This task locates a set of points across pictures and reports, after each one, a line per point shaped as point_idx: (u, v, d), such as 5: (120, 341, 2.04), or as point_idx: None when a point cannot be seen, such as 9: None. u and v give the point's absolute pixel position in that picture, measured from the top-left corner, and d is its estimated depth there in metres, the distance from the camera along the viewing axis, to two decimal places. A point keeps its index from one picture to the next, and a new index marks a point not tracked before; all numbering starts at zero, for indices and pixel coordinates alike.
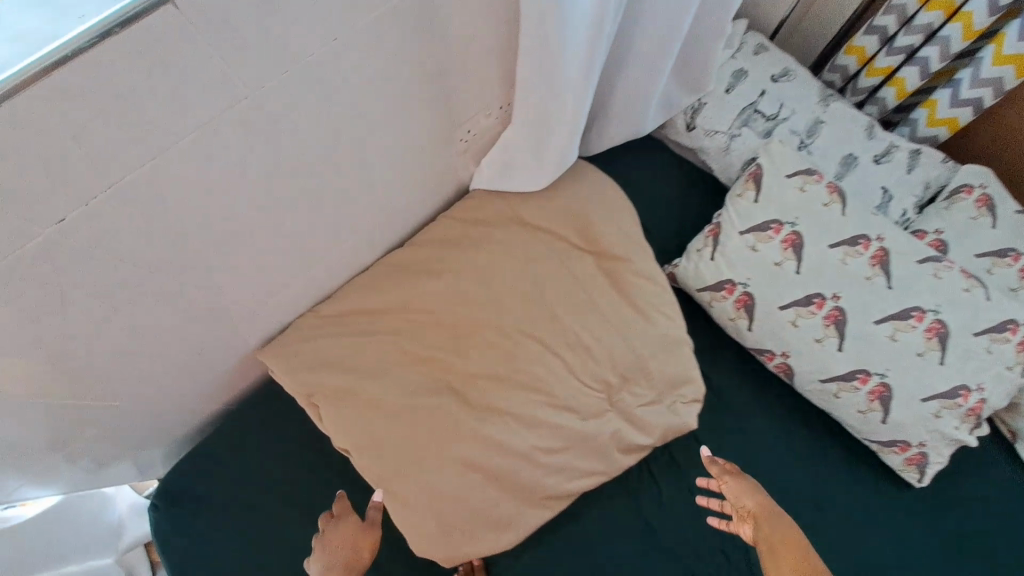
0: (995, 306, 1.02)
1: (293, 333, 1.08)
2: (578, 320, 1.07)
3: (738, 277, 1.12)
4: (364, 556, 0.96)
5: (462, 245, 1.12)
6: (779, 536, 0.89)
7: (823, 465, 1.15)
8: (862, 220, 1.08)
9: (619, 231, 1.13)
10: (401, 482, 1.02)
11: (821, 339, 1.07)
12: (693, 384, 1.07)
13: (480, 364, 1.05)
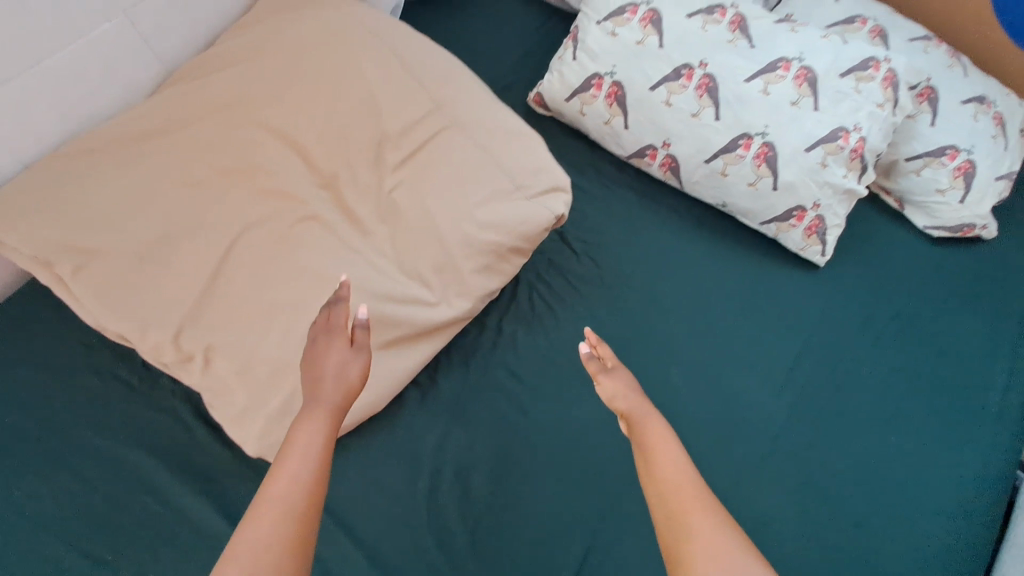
0: (852, 49, 0.98)
1: (28, 173, 0.76)
2: (411, 96, 0.85)
3: (603, 66, 0.99)
4: (299, 207, 0.78)
5: (257, 40, 0.85)
6: (684, 475, 0.60)
7: (720, 265, 1.04)
8: (682, 45, 0.97)
9: (422, 57, 0.89)
10: (219, 337, 0.73)
11: (698, 112, 0.96)
12: (551, 173, 0.86)
13: (275, 180, 0.79)
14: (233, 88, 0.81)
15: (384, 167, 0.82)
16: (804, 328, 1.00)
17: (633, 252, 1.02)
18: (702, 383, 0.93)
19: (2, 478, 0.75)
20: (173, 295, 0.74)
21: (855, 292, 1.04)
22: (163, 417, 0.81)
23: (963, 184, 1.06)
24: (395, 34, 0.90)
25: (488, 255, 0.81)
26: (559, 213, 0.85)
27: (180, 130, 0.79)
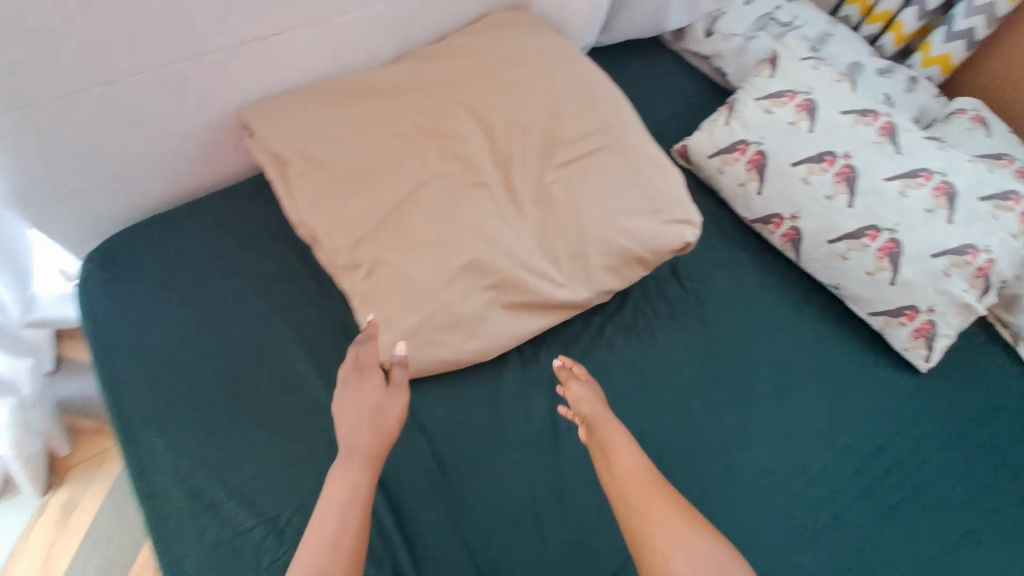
0: (996, 178, 1.03)
1: (282, 93, 0.95)
2: (585, 116, 1.00)
3: (753, 136, 1.10)
4: (474, 175, 0.94)
5: (476, 41, 1.03)
6: (635, 469, 0.74)
7: (817, 342, 1.07)
8: (831, 136, 1.07)
9: (601, 87, 1.03)
10: (384, 256, 0.89)
11: (832, 196, 1.04)
12: (688, 208, 0.96)
13: (462, 151, 0.95)
14: (449, 73, 1.00)
15: (549, 164, 0.97)
16: (885, 423, 1.01)
17: (737, 305, 1.08)
18: (781, 438, 0.98)
19: (173, 321, 0.87)
20: (360, 216, 0.91)
21: (948, 407, 1.03)
22: (307, 310, 0.91)
23: None
24: (584, 63, 1.05)
25: (616, 257, 0.93)
26: (686, 242, 0.94)
27: (400, 95, 0.98)
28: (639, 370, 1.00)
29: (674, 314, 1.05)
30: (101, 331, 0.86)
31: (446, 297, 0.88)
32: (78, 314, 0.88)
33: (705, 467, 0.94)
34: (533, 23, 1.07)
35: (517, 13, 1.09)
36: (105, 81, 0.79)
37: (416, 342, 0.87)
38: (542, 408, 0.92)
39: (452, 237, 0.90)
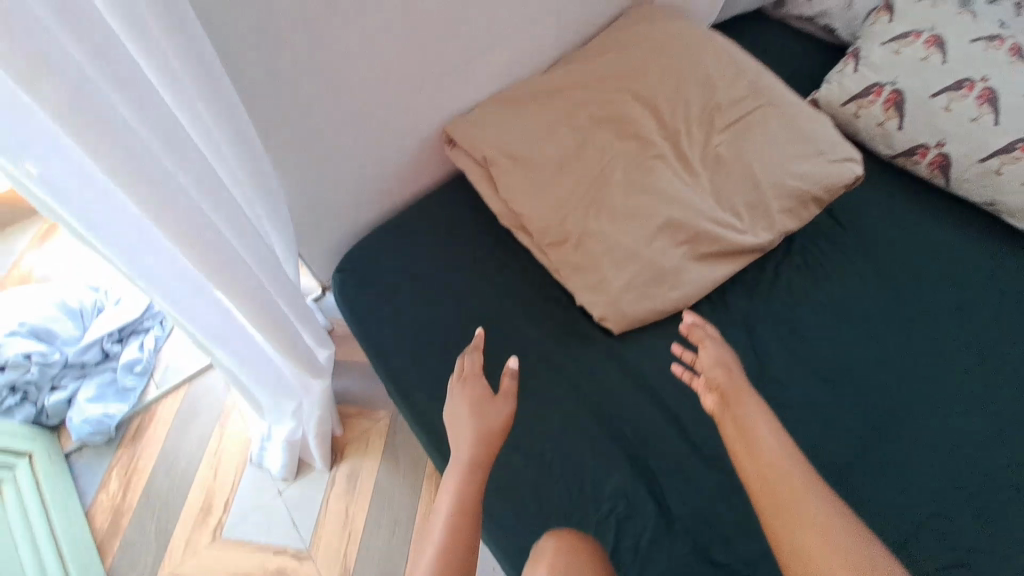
0: None
1: (472, 109, 1.11)
2: (733, 83, 1.11)
3: (885, 78, 1.18)
4: (650, 149, 1.07)
5: (620, 34, 1.16)
6: (768, 440, 0.74)
7: (982, 256, 1.13)
8: (965, 65, 1.14)
9: (739, 57, 1.15)
10: (588, 229, 1.03)
11: (977, 119, 1.11)
12: (845, 147, 1.06)
13: (634, 130, 1.08)
14: (605, 65, 1.13)
15: (712, 130, 1.09)
16: None
17: (894, 234, 1.16)
18: (969, 342, 1.03)
19: (424, 309, 1.07)
20: (560, 198, 1.05)
21: None
22: (525, 286, 1.09)
23: None
24: (719, 40, 1.18)
25: (790, 200, 1.03)
26: (852, 177, 1.04)
27: (567, 91, 1.12)
28: (820, 303, 1.08)
29: (838, 249, 1.14)
30: (371, 326, 1.07)
31: (647, 256, 1.01)
32: (348, 316, 1.10)
33: (905, 380, 1.01)
34: (665, 12, 1.21)
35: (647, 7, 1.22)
36: (350, 122, 0.96)
37: (630, 298, 1.00)
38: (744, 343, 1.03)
39: (642, 204, 1.03)
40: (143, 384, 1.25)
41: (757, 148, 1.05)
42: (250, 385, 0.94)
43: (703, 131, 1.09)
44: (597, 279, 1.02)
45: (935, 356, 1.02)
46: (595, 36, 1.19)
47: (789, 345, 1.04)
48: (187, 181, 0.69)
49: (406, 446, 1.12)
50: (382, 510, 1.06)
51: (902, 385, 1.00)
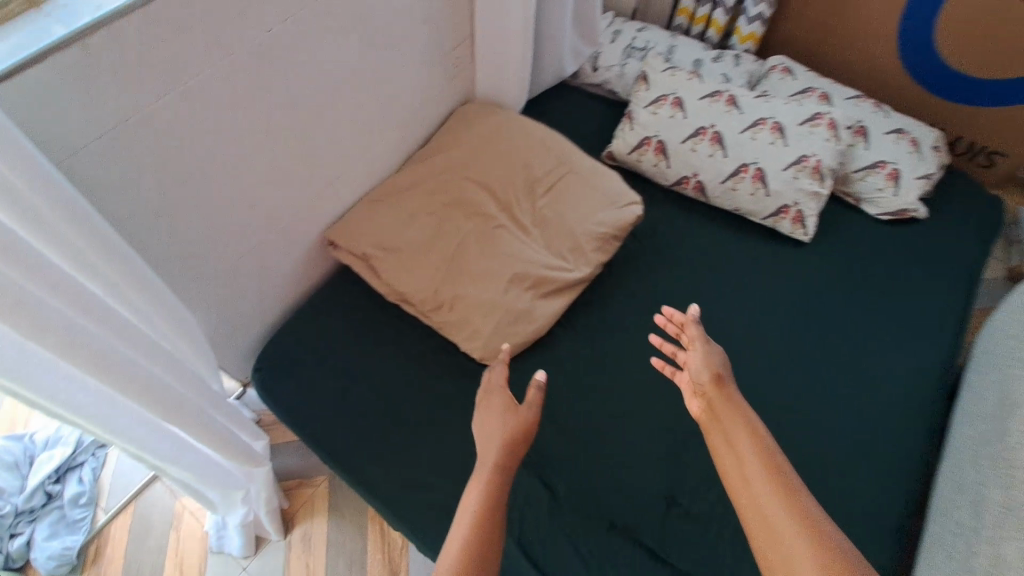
0: (804, 108, 1.59)
1: (346, 215, 1.38)
2: (542, 158, 1.48)
3: (651, 132, 1.62)
4: (490, 221, 1.39)
5: (453, 135, 1.51)
6: (754, 476, 0.85)
7: (740, 249, 1.57)
8: (699, 117, 1.60)
9: (544, 136, 1.53)
10: (455, 292, 1.33)
11: (713, 154, 1.57)
12: (626, 192, 1.46)
13: (476, 209, 1.41)
14: (445, 162, 1.45)
15: (532, 197, 1.44)
16: (798, 284, 1.51)
17: (681, 245, 1.57)
18: (741, 313, 1.45)
19: (336, 385, 1.29)
20: (429, 272, 1.34)
21: (830, 260, 1.55)
22: (416, 347, 1.35)
23: (892, 178, 1.58)
24: (526, 123, 1.54)
25: (596, 240, 1.40)
26: (635, 214, 1.43)
27: (419, 186, 1.42)
28: (637, 309, 1.45)
29: (644, 265, 1.53)
30: (294, 409, 1.27)
31: (503, 305, 1.32)
32: (271, 405, 1.29)
33: None
34: (483, 109, 1.57)
35: (470, 107, 1.58)
36: (242, 252, 1.18)
37: (497, 339, 1.30)
38: (589, 351, 1.38)
39: (492, 266, 1.35)
40: (94, 511, 1.36)
41: (567, 205, 1.42)
42: (201, 487, 1.10)
43: (527, 199, 1.44)
44: (469, 330, 1.31)
45: (720, 329, 1.43)
46: (434, 137, 1.52)
47: (621, 345, 1.40)
48: (135, 351, 0.85)
49: (346, 500, 1.33)
50: (337, 558, 1.26)
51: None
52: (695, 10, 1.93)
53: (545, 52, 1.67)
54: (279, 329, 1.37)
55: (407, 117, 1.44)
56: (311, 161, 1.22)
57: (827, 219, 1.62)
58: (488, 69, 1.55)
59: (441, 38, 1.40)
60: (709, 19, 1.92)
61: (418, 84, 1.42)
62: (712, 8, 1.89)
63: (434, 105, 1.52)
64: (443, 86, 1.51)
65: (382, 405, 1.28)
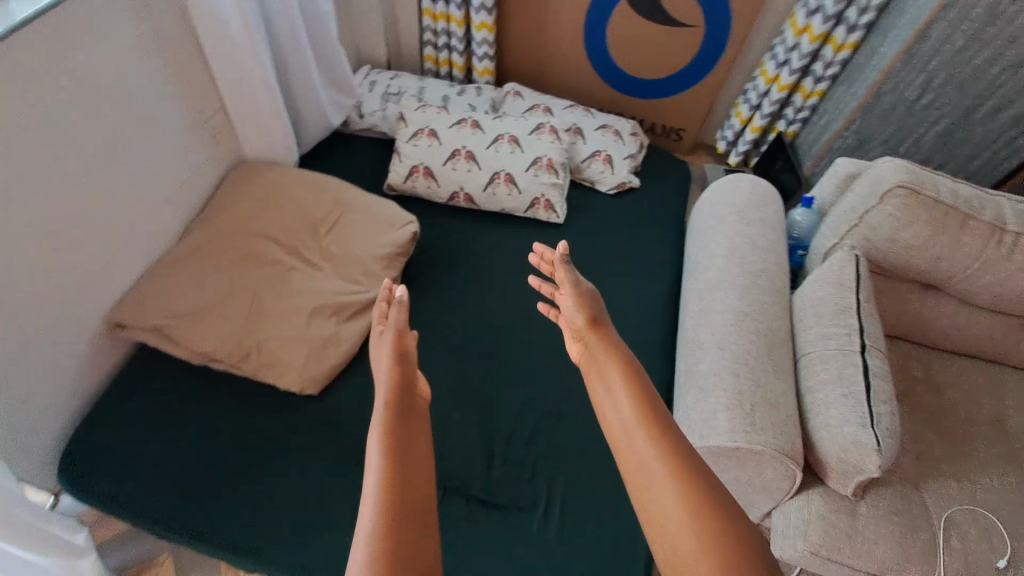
0: (529, 122, 2.03)
1: (130, 294, 1.41)
2: (320, 202, 1.66)
3: (417, 161, 1.93)
4: (281, 267, 1.54)
5: (229, 197, 1.61)
6: (618, 415, 0.86)
7: (511, 240, 1.91)
8: (452, 142, 1.95)
9: (319, 182, 1.70)
10: (261, 337, 1.44)
11: (469, 169, 1.92)
12: (402, 216, 1.71)
13: (266, 259, 1.53)
14: (225, 223, 1.55)
15: (318, 237, 1.63)
16: (559, 257, 1.88)
17: (463, 248, 1.86)
18: (520, 291, 1.78)
19: (156, 456, 1.32)
20: (231, 326, 1.43)
21: (579, 232, 1.96)
22: (234, 397, 1.42)
23: (608, 162, 2.09)
24: (299, 173, 1.70)
25: (384, 261, 1.62)
26: (412, 231, 1.68)
27: (204, 251, 1.50)
28: (436, 309, 1.70)
29: (435, 272, 1.78)
30: (112, 494, 1.26)
31: (309, 336, 1.46)
32: (86, 499, 1.27)
33: (494, 329, 1.68)
34: (255, 169, 1.69)
35: (242, 170, 1.69)
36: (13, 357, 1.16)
37: (311, 368, 1.44)
38: None
39: (291, 305, 1.49)
40: None
41: (352, 238, 1.63)
42: None
43: (314, 241, 1.62)
44: (282, 367, 1.42)
45: (507, 307, 1.74)
46: (211, 203, 1.61)
47: (427, 343, 1.63)
48: None
49: (196, 565, 1.35)
50: None
51: (495, 332, 1.68)
52: (438, 55, 2.30)
53: (305, 110, 1.86)
54: (81, 423, 1.35)
55: (176, 190, 1.52)
56: (74, 252, 1.25)
57: (572, 203, 2.05)
58: (252, 134, 1.69)
59: (193, 115, 1.51)
60: (450, 62, 2.30)
61: (181, 159, 1.51)
62: (449, 53, 2.27)
63: (204, 174, 1.61)
64: (209, 156, 1.62)
65: (208, 461, 1.32)
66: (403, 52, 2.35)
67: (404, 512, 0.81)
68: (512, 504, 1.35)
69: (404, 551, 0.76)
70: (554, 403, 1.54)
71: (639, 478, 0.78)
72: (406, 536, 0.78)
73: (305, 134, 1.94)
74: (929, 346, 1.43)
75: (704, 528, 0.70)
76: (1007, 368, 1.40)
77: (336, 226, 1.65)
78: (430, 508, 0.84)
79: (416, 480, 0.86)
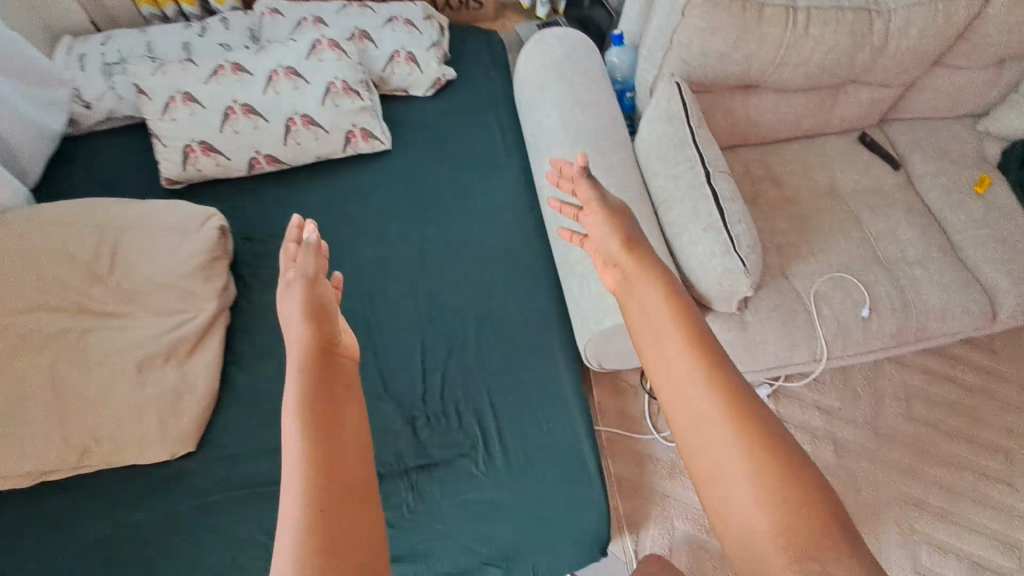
0: (301, 43, 1.67)
1: None
2: (82, 237, 1.30)
3: (186, 139, 1.55)
4: (73, 333, 1.23)
5: None
6: (679, 377, 0.75)
7: (343, 188, 1.68)
8: (217, 101, 1.57)
9: (67, 213, 1.32)
10: (92, 422, 1.18)
11: (256, 126, 1.58)
12: (198, 212, 1.39)
13: (46, 333, 1.21)
14: None
15: (103, 280, 1.30)
16: (402, 187, 1.69)
17: (292, 218, 1.61)
18: (375, 240, 1.60)
19: None
20: (44, 428, 1.15)
21: (412, 151, 1.76)
22: (98, 497, 1.20)
23: (412, 60, 1.81)
24: (31, 213, 1.29)
25: (199, 273, 1.34)
26: (219, 225, 1.39)
27: None
28: None
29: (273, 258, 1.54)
30: None
31: (151, 395, 1.22)
32: None
33: (365, 291, 1.52)
34: None
35: None
36: None
37: (172, 427, 1.22)
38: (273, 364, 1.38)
39: (110, 371, 1.22)
40: None
41: (147, 264, 1.32)
42: None
43: (99, 285, 1.29)
44: (133, 442, 1.19)
45: (367, 265, 1.56)
46: None
47: None
48: None
49: None
50: None
51: (365, 296, 1.51)
52: None
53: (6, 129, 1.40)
54: None
55: None
56: None
57: (391, 122, 1.80)
58: None
59: None
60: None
61: None
62: None
63: None
64: None
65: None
66: (103, 2, 1.77)
67: (343, 496, 0.66)
68: (450, 455, 1.31)
69: (340, 545, 0.63)
70: (455, 340, 1.46)
71: (701, 453, 0.70)
72: (338, 523, 0.64)
73: (25, 159, 1.48)
74: (764, 143, 1.47)
75: (768, 484, 0.65)
76: (829, 137, 1.50)
77: (120, 258, 1.32)
78: (374, 492, 0.69)
79: (348, 461, 0.70)
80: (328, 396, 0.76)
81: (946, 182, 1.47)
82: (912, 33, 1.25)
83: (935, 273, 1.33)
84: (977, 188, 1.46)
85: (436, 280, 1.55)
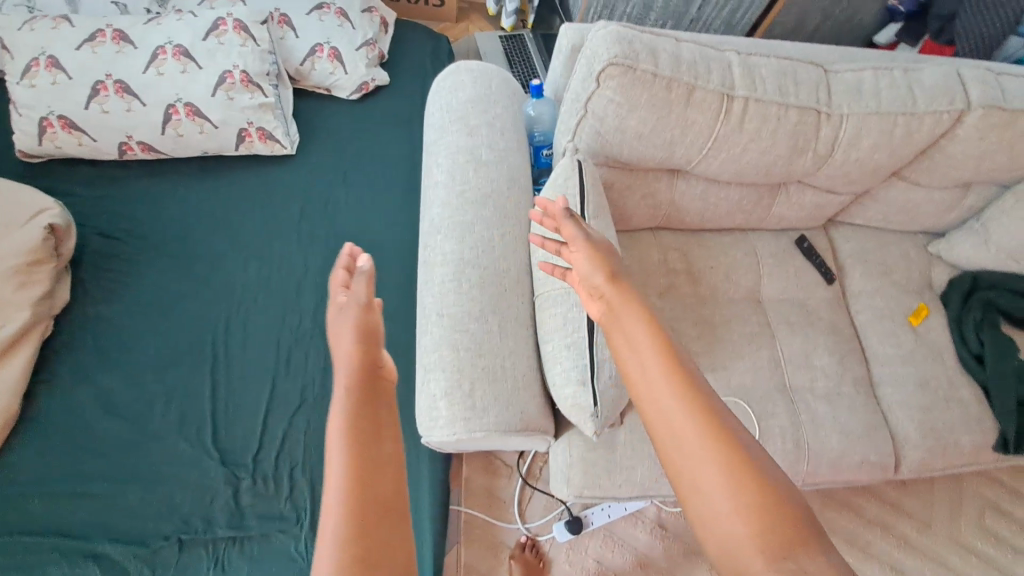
0: (202, 19, 1.45)
1: None
2: None
3: (43, 110, 1.34)
4: None
5: None
6: (707, 412, 0.60)
7: (230, 194, 1.50)
8: (87, 72, 1.36)
9: None
10: None
11: (129, 108, 1.38)
12: (34, 202, 1.24)
13: None
14: None
15: None
16: (298, 202, 1.52)
17: (162, 219, 1.44)
18: (251, 259, 1.44)
19: None
20: None
21: (318, 162, 1.57)
22: None
23: (336, 58, 1.60)
24: None
25: (13, 276, 1.17)
26: (59, 218, 1.25)
27: None
28: (135, 309, 1.33)
29: (128, 263, 1.38)
30: None
31: None
32: None
33: (225, 316, 1.36)
34: None
35: None
36: None
37: None
38: (94, 388, 1.24)
39: None
40: None
41: None
42: None
43: None
44: None
45: (234, 287, 1.40)
46: None
47: (133, 359, 1.28)
48: None
49: None
50: None
51: (221, 326, 1.35)
52: None
53: None
54: None
55: None
56: None
57: (302, 124, 1.61)
58: None
59: None
60: None
61: None
62: None
63: None
64: None
65: None
66: None
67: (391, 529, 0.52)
68: (266, 529, 1.16)
69: None
70: (310, 391, 1.29)
71: (749, 504, 0.54)
72: (373, 563, 0.50)
73: None
74: (691, 230, 1.31)
75: (754, 504, 0.54)
76: (764, 234, 1.33)
77: None
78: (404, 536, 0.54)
79: (390, 492, 0.55)
80: (368, 419, 0.60)
81: (881, 306, 1.32)
82: (863, 144, 1.08)
83: (844, 413, 1.18)
84: (912, 319, 1.32)
85: (307, 319, 1.38)
